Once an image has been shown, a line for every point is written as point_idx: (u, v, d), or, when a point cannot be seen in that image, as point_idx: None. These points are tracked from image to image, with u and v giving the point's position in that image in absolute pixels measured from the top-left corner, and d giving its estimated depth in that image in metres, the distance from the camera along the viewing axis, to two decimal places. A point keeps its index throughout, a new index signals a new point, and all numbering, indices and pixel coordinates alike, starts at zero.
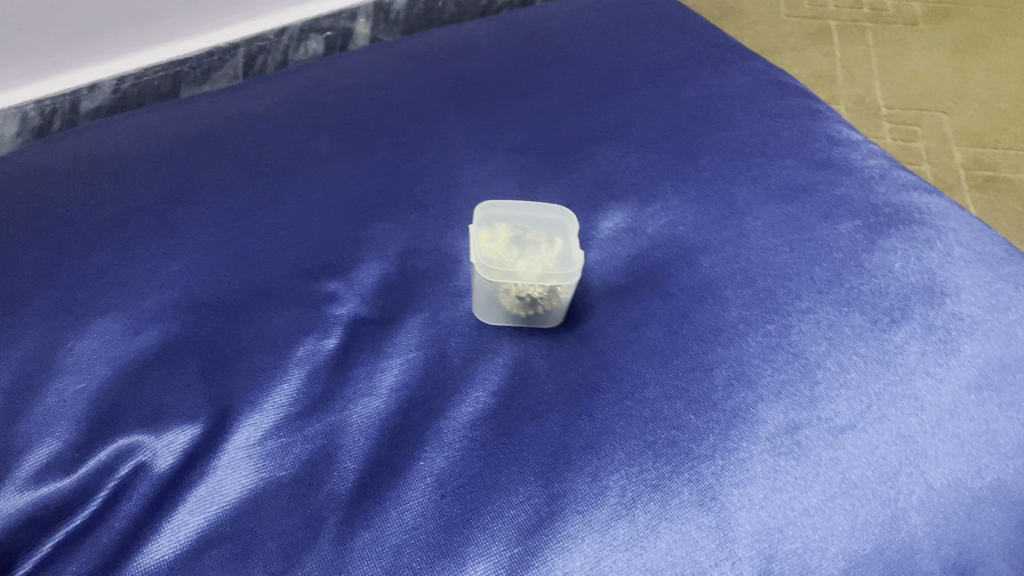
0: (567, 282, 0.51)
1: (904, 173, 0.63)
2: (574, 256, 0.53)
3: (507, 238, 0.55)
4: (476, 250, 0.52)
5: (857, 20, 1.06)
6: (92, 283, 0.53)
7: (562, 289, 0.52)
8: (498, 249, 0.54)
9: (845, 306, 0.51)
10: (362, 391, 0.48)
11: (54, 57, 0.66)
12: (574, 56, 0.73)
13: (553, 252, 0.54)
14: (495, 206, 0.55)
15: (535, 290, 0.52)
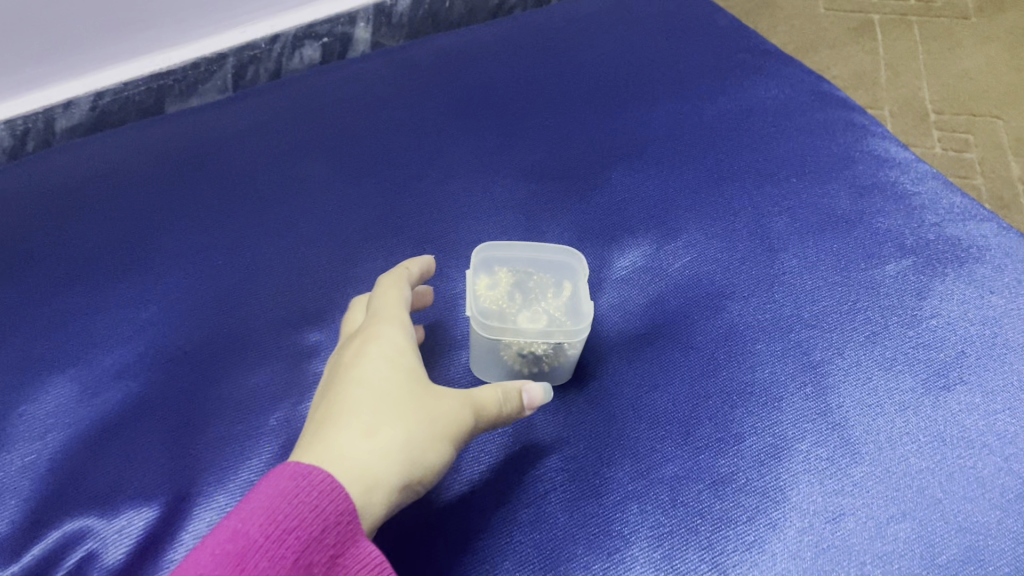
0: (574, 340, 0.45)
1: (962, 199, 0.56)
2: (583, 309, 0.47)
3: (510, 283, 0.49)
4: (471, 302, 0.46)
5: (904, 13, 0.93)
6: (50, 332, 0.48)
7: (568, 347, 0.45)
8: (499, 295, 0.48)
9: (892, 366, 0.46)
10: None
11: (25, 74, 0.61)
12: (590, 66, 0.67)
13: (560, 303, 0.48)
14: (496, 248, 0.49)
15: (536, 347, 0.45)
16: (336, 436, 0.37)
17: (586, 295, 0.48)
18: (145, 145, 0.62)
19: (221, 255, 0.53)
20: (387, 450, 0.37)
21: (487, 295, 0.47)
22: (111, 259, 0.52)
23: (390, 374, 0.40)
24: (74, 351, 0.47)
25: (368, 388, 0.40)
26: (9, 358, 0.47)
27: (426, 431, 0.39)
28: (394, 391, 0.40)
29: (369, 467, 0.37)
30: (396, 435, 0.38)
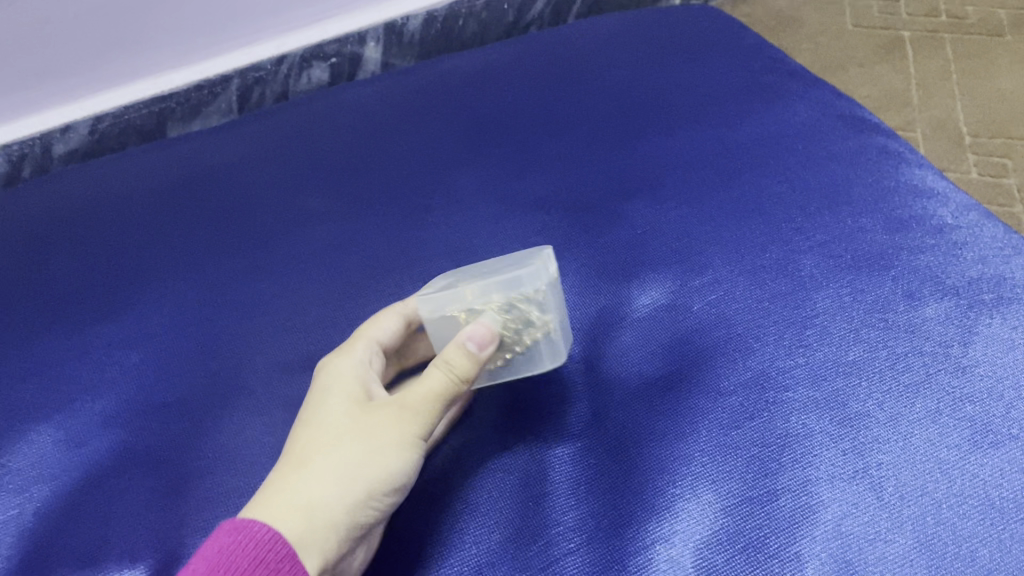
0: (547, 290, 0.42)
1: (1005, 233, 0.53)
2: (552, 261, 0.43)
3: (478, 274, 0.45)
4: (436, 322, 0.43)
5: (935, 30, 0.89)
6: (38, 377, 0.46)
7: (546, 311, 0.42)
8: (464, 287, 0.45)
9: (935, 420, 0.42)
10: None
11: (20, 99, 0.60)
12: (609, 90, 0.64)
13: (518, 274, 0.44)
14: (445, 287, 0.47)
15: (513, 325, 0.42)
16: (283, 478, 0.38)
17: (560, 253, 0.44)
18: (145, 172, 0.59)
19: (220, 292, 0.50)
20: (325, 478, 0.37)
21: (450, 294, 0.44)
22: (103, 297, 0.50)
23: (335, 407, 0.40)
24: (62, 397, 0.45)
25: (319, 424, 0.39)
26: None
27: (363, 450, 0.38)
28: (338, 423, 0.39)
29: (303, 495, 0.37)
30: (335, 463, 0.37)
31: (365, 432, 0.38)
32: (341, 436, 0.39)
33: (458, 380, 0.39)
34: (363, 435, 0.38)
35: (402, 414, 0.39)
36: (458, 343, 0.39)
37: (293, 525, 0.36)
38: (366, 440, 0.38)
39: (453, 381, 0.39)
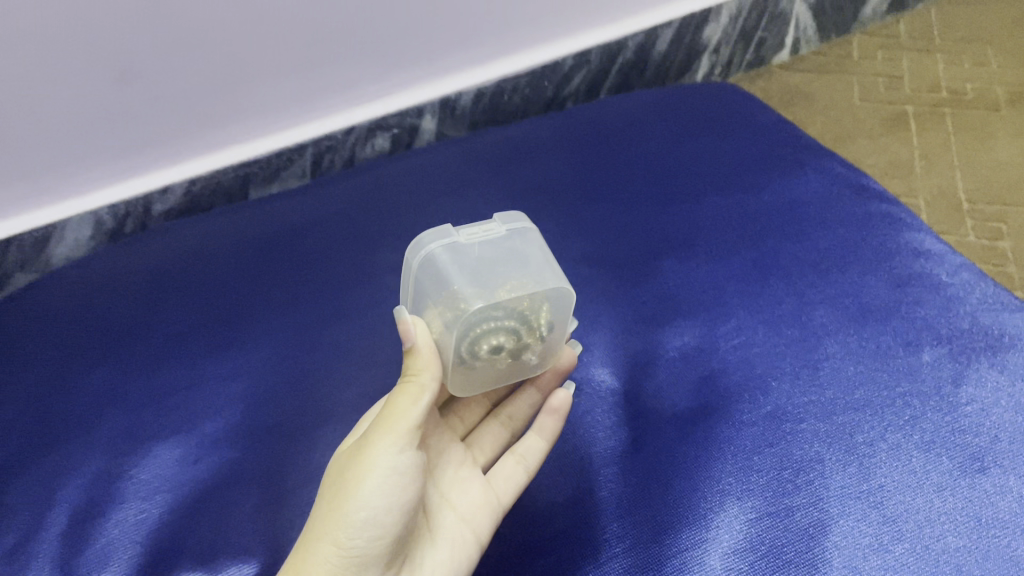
0: (441, 235, 0.49)
1: (994, 290, 0.60)
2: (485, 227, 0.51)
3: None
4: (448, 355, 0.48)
5: (937, 105, 0.97)
6: (156, 404, 0.53)
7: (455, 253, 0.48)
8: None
9: (929, 449, 0.49)
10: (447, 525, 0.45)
11: (124, 163, 0.69)
12: (642, 159, 0.72)
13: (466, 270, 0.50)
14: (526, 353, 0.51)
15: (432, 276, 0.48)
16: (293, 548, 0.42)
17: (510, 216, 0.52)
18: (233, 227, 0.68)
19: (306, 332, 0.58)
20: (310, 532, 0.40)
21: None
22: (204, 336, 0.58)
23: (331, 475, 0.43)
24: (177, 421, 0.52)
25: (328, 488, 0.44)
26: (119, 426, 0.52)
27: (330, 500, 0.41)
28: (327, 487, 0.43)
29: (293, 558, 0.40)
30: (317, 517, 0.41)
31: (334, 484, 0.41)
32: (328, 489, 0.42)
33: (411, 382, 0.42)
34: (333, 488, 0.41)
35: (359, 449, 0.41)
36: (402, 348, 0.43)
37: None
38: (342, 477, 0.41)
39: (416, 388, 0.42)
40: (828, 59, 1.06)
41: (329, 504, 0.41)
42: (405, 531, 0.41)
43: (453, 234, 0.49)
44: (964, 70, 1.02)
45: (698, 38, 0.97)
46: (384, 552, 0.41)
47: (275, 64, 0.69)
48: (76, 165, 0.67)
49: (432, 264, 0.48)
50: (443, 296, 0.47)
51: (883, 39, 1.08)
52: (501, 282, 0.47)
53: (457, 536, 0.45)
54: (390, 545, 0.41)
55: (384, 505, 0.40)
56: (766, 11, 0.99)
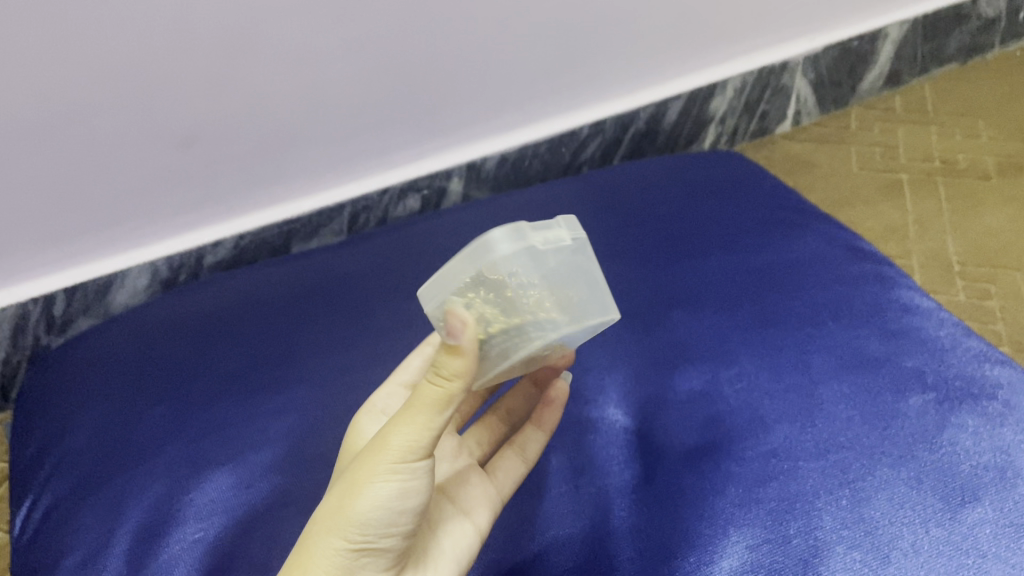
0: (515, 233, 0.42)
1: (978, 344, 0.65)
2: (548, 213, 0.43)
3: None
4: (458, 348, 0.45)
5: (930, 173, 1.03)
6: (211, 435, 0.59)
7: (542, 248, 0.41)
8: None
9: (916, 486, 0.54)
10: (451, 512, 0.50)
11: (177, 216, 0.76)
12: (652, 220, 0.79)
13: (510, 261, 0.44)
14: None
15: (509, 267, 0.41)
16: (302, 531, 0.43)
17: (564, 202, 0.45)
18: (278, 277, 0.74)
19: (347, 372, 0.63)
20: (319, 524, 0.41)
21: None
22: (254, 374, 0.64)
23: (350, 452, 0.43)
24: (231, 450, 0.58)
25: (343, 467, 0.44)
26: (179, 455, 0.58)
27: (343, 492, 0.41)
28: (344, 467, 0.43)
29: (305, 539, 0.42)
30: (326, 508, 0.41)
31: (349, 475, 0.41)
32: (342, 476, 0.42)
33: (442, 389, 0.39)
34: (348, 477, 0.41)
35: (373, 449, 0.41)
36: (445, 344, 0.38)
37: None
38: (356, 472, 0.41)
39: (438, 397, 0.39)
40: (827, 130, 1.13)
41: (342, 494, 0.41)
42: (413, 525, 0.43)
43: (527, 231, 0.41)
44: (957, 141, 1.08)
45: (704, 109, 1.04)
46: (392, 547, 0.42)
47: (314, 128, 0.76)
48: (141, 220, 0.75)
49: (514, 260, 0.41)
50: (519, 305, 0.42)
51: (880, 111, 1.15)
52: (577, 301, 0.43)
53: (461, 528, 0.49)
54: (396, 540, 0.42)
55: (395, 507, 0.41)
56: (768, 85, 1.07)
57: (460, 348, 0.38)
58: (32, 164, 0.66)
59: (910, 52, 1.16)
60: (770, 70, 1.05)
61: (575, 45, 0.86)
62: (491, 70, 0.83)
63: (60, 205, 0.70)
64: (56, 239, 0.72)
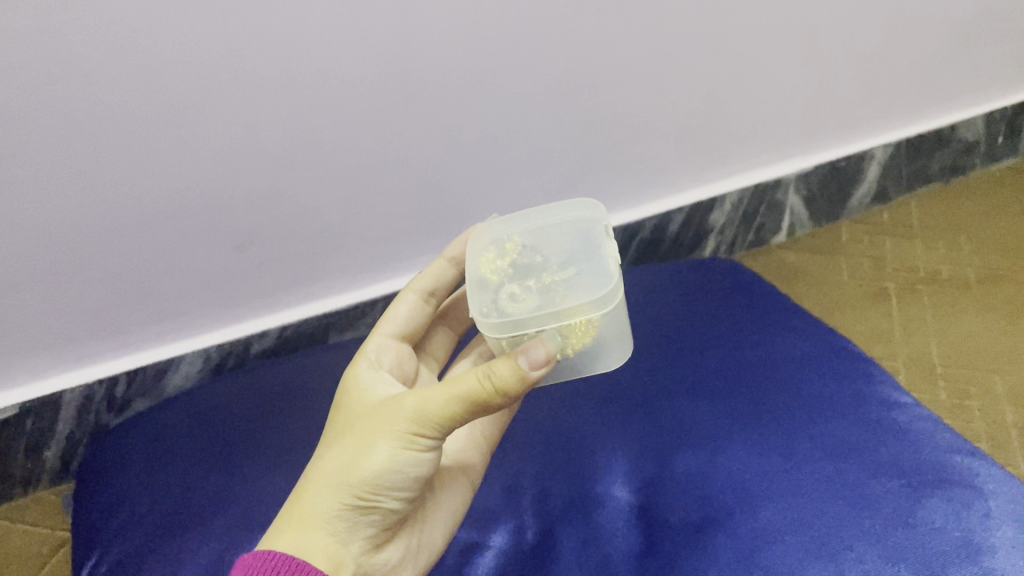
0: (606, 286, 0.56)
1: (952, 435, 0.71)
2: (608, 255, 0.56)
3: (508, 250, 0.61)
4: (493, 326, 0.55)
5: (915, 283, 1.12)
6: (257, 506, 0.67)
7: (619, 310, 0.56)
8: (499, 273, 0.59)
9: (891, 561, 0.59)
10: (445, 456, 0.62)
11: (227, 305, 0.90)
12: (654, 322, 0.88)
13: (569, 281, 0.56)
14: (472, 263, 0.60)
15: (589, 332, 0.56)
16: (305, 483, 0.52)
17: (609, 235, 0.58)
18: (317, 364, 0.82)
19: None
20: (333, 475, 0.50)
21: (494, 287, 0.58)
22: (299, 449, 0.72)
23: (375, 412, 0.52)
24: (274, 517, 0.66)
25: (354, 425, 0.53)
26: (228, 520, 0.66)
27: (362, 449, 0.50)
28: (366, 425, 0.52)
29: (318, 478, 0.51)
30: (338, 466, 0.50)
31: (369, 437, 0.50)
32: (354, 436, 0.52)
33: (479, 391, 0.48)
34: (369, 436, 0.50)
35: (397, 421, 0.50)
36: (511, 364, 0.47)
37: (299, 528, 0.50)
38: (376, 435, 0.50)
39: (469, 396, 0.48)
40: (819, 241, 1.22)
41: (361, 452, 0.50)
42: (412, 494, 0.52)
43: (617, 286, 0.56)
44: (940, 253, 1.17)
45: (705, 221, 1.14)
46: (390, 508, 0.51)
47: (344, 225, 0.88)
48: (201, 312, 0.89)
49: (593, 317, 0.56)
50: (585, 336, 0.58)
51: (868, 225, 1.25)
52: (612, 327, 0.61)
53: (453, 495, 0.61)
54: (395, 504, 0.51)
55: (405, 475, 0.51)
56: (763, 200, 1.17)
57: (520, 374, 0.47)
58: (119, 266, 0.81)
59: (894, 171, 1.26)
60: (764, 187, 1.15)
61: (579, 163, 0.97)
62: (505, 185, 0.94)
63: (130, 295, 0.84)
64: (128, 328, 0.86)
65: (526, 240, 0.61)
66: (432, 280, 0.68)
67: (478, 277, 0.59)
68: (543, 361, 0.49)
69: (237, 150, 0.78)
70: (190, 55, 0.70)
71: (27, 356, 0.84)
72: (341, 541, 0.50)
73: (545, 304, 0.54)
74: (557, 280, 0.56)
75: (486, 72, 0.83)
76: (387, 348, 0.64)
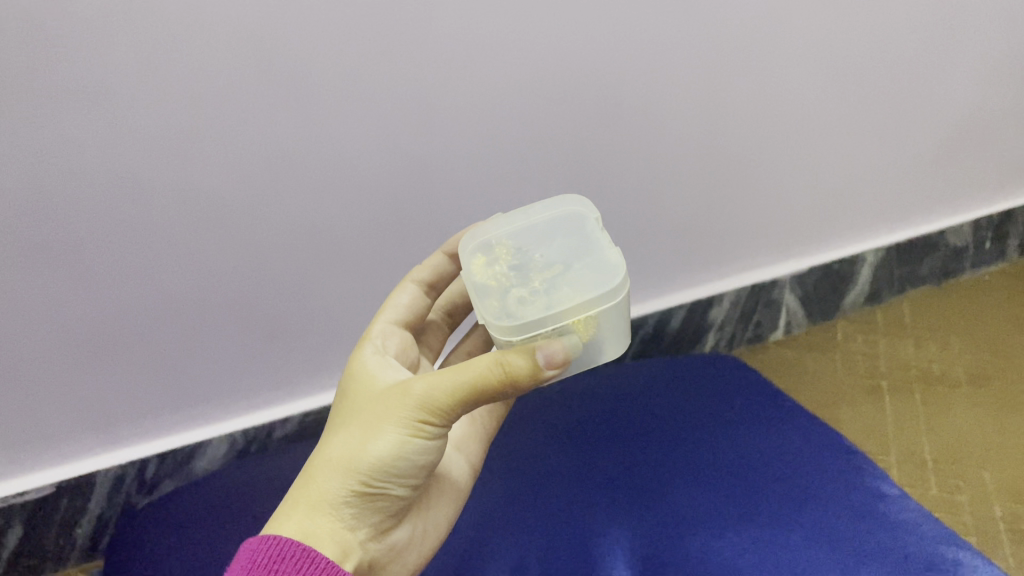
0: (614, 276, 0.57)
1: (939, 526, 0.74)
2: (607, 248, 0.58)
3: (501, 252, 0.61)
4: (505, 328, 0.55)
5: (908, 381, 1.16)
6: None
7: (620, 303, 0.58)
8: (497, 274, 0.59)
9: None
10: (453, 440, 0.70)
11: (253, 387, 0.97)
12: (656, 413, 0.93)
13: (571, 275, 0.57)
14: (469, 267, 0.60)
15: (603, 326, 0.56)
16: (311, 465, 0.56)
17: (604, 230, 0.60)
18: None
19: None
20: (341, 462, 0.54)
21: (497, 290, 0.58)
22: None
23: (380, 400, 0.56)
24: None
25: (361, 408, 0.57)
26: None
27: (368, 438, 0.54)
28: (370, 413, 0.55)
29: (325, 465, 0.55)
30: (345, 453, 0.54)
31: (375, 426, 0.54)
32: (361, 423, 0.55)
33: (485, 378, 0.50)
34: (375, 426, 0.54)
35: (403, 410, 0.53)
36: (530, 360, 0.50)
37: (307, 513, 0.54)
38: (382, 425, 0.54)
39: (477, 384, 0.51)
40: (816, 338, 1.28)
41: (367, 440, 0.54)
42: (414, 478, 0.57)
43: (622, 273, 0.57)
44: (932, 353, 1.22)
45: (705, 317, 1.20)
46: (394, 491, 0.56)
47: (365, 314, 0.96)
48: (233, 396, 0.97)
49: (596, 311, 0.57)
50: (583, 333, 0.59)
51: (863, 323, 1.30)
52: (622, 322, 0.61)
53: (458, 475, 0.68)
54: (398, 488, 0.56)
55: (409, 462, 0.55)
56: (761, 299, 1.23)
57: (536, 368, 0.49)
58: (164, 353, 0.90)
59: (886, 273, 1.32)
60: (761, 287, 1.22)
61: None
62: None
63: (164, 380, 0.92)
64: (165, 410, 0.94)
65: (518, 237, 0.62)
66: (431, 272, 0.73)
67: (473, 278, 0.59)
68: (561, 361, 0.50)
69: (269, 245, 0.86)
70: (234, 165, 0.79)
71: (66, 435, 0.92)
72: (346, 525, 0.55)
73: (550, 301, 0.55)
74: (559, 275, 0.57)
75: (497, 176, 0.91)
76: (389, 332, 0.68)
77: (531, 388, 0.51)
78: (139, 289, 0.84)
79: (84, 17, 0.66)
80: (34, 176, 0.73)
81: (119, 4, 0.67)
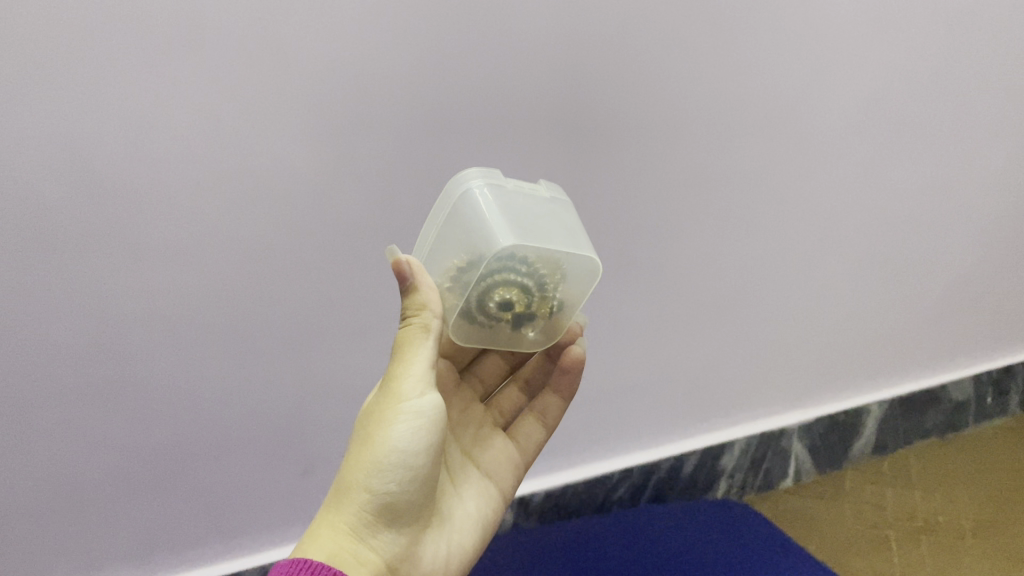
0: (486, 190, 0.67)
1: None
2: (511, 184, 0.69)
3: None
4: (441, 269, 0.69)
5: (915, 530, 1.20)
6: None
7: (480, 192, 0.66)
8: None
9: None
10: (485, 463, 0.79)
11: (293, 514, 1.05)
12: (667, 554, 0.97)
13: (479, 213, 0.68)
14: None
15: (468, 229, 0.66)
16: (333, 497, 0.63)
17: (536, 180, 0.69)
18: None
19: None
20: (351, 478, 0.62)
21: None
22: None
23: (370, 414, 0.64)
24: None
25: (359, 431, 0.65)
26: None
27: (366, 448, 0.62)
28: (364, 429, 0.64)
29: (339, 491, 0.63)
30: (352, 469, 0.62)
31: (369, 434, 0.62)
32: (360, 440, 0.64)
33: (422, 324, 0.61)
34: (368, 435, 0.62)
35: (388, 408, 0.62)
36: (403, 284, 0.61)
37: (329, 532, 0.61)
38: (374, 430, 0.62)
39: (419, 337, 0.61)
40: (825, 486, 1.31)
41: (365, 449, 0.62)
42: (422, 478, 0.63)
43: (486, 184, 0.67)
44: (937, 503, 1.26)
45: (716, 464, 1.25)
46: (405, 494, 0.62)
47: None
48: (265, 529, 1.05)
49: (460, 199, 0.67)
50: (467, 237, 0.66)
51: (870, 473, 1.34)
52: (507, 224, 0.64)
53: (488, 494, 0.77)
54: (408, 491, 0.62)
55: (408, 460, 0.61)
56: (770, 447, 1.28)
57: (413, 283, 0.61)
58: (207, 487, 0.98)
59: (891, 427, 1.37)
60: (769, 434, 1.28)
61: (598, 405, 1.14)
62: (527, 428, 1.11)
63: (203, 507, 1.00)
64: (198, 542, 1.02)
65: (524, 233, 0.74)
66: None
67: None
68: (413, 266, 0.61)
69: (313, 382, 0.95)
70: (288, 319, 0.89)
71: (121, 552, 0.99)
72: (366, 537, 0.61)
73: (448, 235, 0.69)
74: None
75: None
76: None
77: (433, 302, 0.62)
78: (191, 427, 0.93)
79: (167, 203, 0.77)
80: (114, 334, 0.83)
81: (193, 188, 0.77)
